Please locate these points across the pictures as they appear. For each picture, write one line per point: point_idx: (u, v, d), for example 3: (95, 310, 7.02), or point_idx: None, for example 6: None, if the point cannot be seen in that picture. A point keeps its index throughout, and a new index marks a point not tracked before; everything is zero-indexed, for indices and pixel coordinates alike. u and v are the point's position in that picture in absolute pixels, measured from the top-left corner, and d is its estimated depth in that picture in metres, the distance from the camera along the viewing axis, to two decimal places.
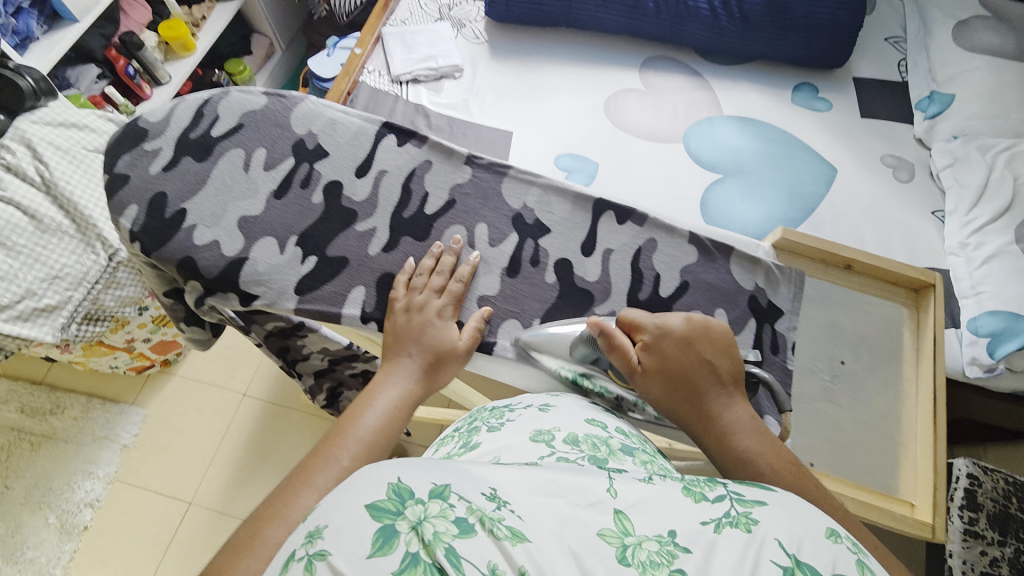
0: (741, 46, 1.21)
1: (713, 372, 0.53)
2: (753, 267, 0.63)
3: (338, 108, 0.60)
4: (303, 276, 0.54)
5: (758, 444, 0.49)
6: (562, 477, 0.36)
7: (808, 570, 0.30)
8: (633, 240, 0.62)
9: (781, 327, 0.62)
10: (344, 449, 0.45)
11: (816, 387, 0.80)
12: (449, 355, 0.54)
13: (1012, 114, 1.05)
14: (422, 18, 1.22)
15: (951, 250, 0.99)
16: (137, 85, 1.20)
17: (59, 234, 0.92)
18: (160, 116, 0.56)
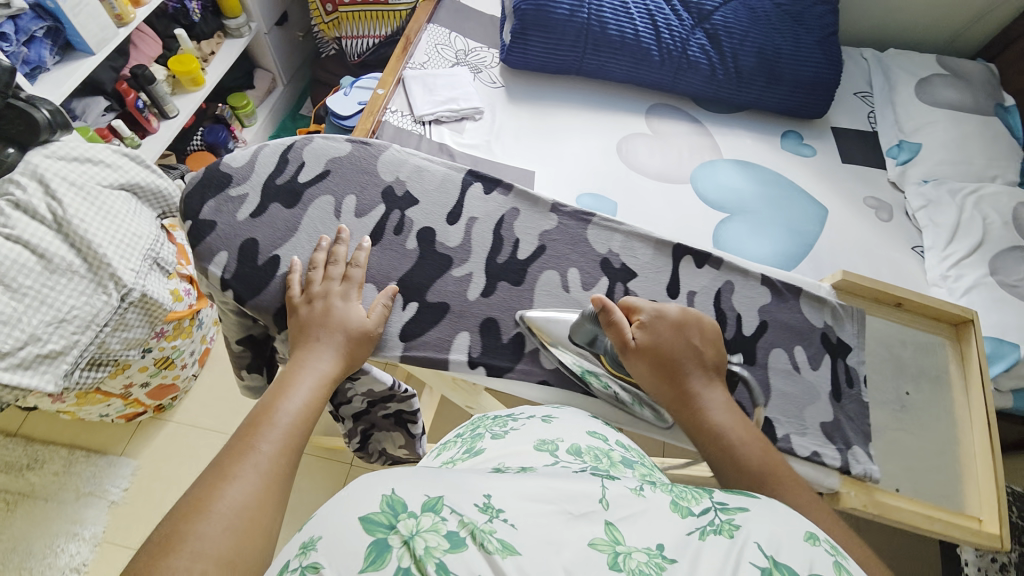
0: (736, 96, 1.31)
1: (698, 354, 0.57)
2: (821, 306, 0.70)
3: (422, 157, 0.69)
4: (406, 322, 0.60)
5: (733, 424, 0.53)
6: (559, 486, 0.37)
7: (784, 570, 0.32)
8: (712, 282, 0.68)
9: (851, 361, 0.69)
10: (264, 437, 0.47)
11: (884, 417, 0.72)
12: (357, 336, 0.56)
13: (974, 161, 1.20)
14: (440, 62, 1.26)
15: (934, 281, 1.10)
16: (146, 118, 1.18)
17: (68, 274, 0.84)
18: (242, 161, 0.63)
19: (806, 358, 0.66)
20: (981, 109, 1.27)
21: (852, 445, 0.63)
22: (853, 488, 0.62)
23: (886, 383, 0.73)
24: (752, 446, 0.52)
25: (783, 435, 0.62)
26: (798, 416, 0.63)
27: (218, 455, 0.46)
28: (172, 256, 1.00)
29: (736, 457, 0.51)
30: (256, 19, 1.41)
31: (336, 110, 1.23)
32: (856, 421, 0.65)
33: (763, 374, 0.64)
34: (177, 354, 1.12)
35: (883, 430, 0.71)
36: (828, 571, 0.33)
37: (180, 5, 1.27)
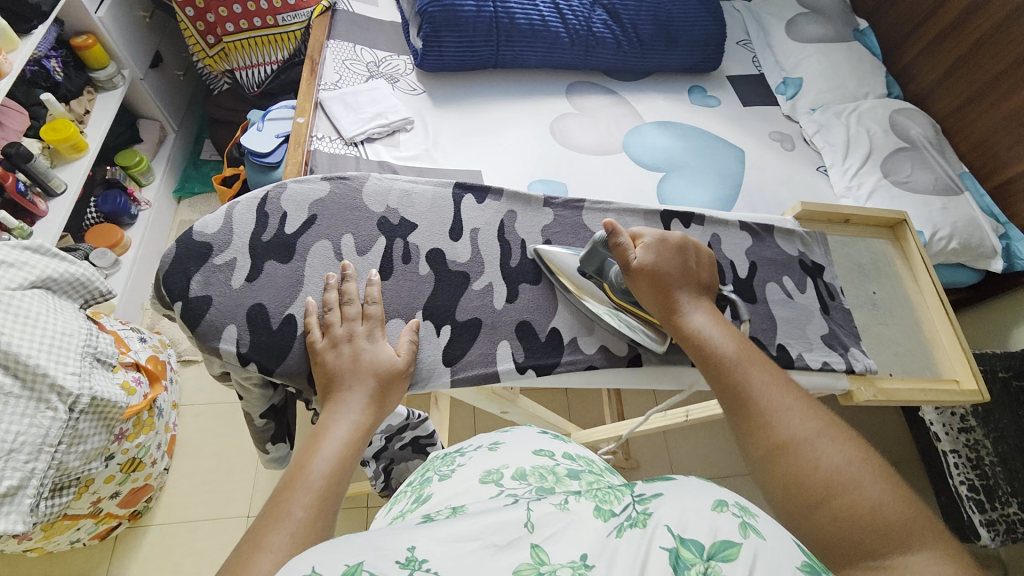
0: (643, 63, 1.40)
1: (692, 275, 0.62)
2: (792, 237, 0.81)
3: (405, 180, 0.67)
4: (444, 347, 0.60)
5: (710, 326, 0.59)
6: (483, 518, 0.39)
7: (690, 545, 0.36)
8: (703, 238, 0.76)
9: (827, 278, 0.80)
10: (297, 500, 0.42)
11: (866, 318, 0.82)
12: (392, 377, 0.54)
13: (847, 84, 1.39)
14: (354, 79, 1.21)
15: (843, 193, 1.26)
16: (30, 201, 1.01)
17: (6, 399, 0.73)
18: (217, 226, 0.58)
19: (794, 284, 0.77)
20: (843, 37, 1.46)
21: (849, 348, 0.75)
22: (861, 384, 0.73)
23: (857, 288, 0.84)
24: (727, 341, 0.57)
25: (797, 354, 0.71)
26: (802, 334, 0.73)
27: (249, 528, 0.41)
28: (110, 347, 0.88)
29: (712, 352, 0.57)
30: (128, 65, 1.26)
31: (253, 147, 1.14)
32: (844, 326, 0.77)
33: (766, 307, 0.74)
34: (144, 452, 0.99)
35: (868, 329, 0.81)
36: (732, 535, 0.36)
37: (37, 66, 1.09)
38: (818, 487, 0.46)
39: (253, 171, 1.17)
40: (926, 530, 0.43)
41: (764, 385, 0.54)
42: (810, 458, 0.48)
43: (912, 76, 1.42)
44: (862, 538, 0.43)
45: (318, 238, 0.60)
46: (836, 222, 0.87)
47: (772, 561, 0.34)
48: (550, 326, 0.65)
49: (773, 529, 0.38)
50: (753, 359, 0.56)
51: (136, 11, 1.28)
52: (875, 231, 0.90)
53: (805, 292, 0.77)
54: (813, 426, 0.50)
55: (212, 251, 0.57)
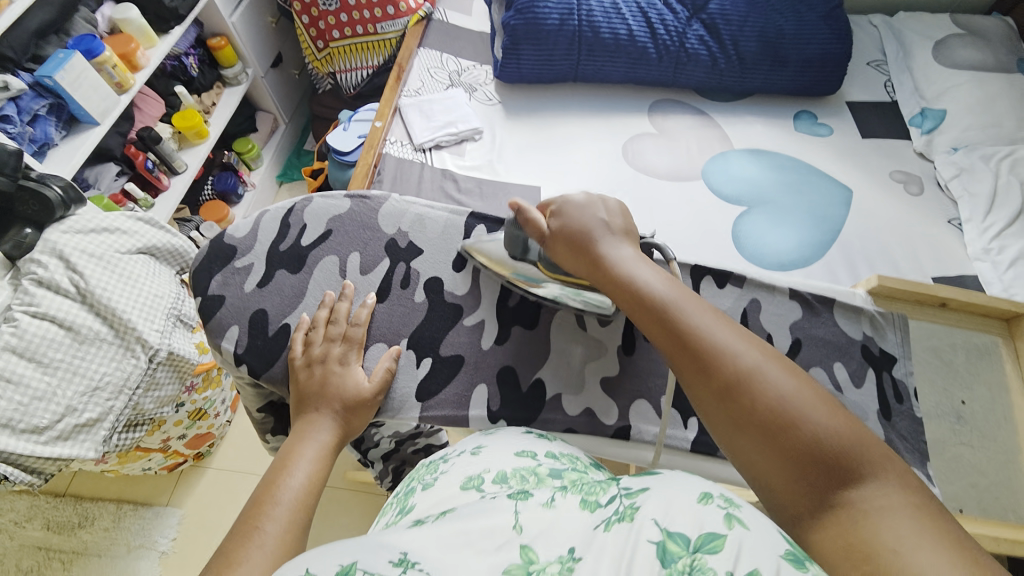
0: (741, 82, 1.26)
1: (604, 221, 0.58)
2: (858, 317, 0.69)
3: (420, 204, 0.69)
4: (419, 379, 0.60)
5: (635, 265, 0.54)
6: (471, 524, 0.37)
7: (677, 538, 0.34)
8: (736, 302, 0.68)
9: (898, 373, 0.68)
10: (268, 518, 0.47)
11: (946, 432, 0.70)
12: (358, 402, 0.56)
13: (1004, 122, 1.13)
14: (435, 86, 1.25)
15: (976, 256, 1.02)
16: (156, 177, 1.21)
17: (97, 343, 0.86)
18: (244, 232, 0.65)
19: (848, 376, 0.65)
20: (1007, 66, 1.19)
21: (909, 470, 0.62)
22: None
23: (940, 395, 0.72)
24: (659, 280, 0.53)
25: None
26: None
27: (220, 545, 0.45)
28: (193, 311, 0.99)
29: (644, 298, 0.52)
30: (252, 64, 1.44)
31: (336, 145, 1.23)
32: (909, 441, 0.64)
33: None
34: (209, 404, 1.13)
35: (947, 446, 0.70)
36: (718, 526, 0.35)
37: (177, 62, 1.29)
38: (757, 433, 0.44)
39: (333, 168, 1.27)
40: (874, 454, 0.42)
41: (700, 323, 0.49)
42: (750, 401, 0.45)
43: None
44: (807, 478, 0.42)
45: (328, 252, 0.64)
46: (927, 304, 0.75)
47: (759, 551, 0.33)
48: (534, 376, 0.62)
49: (757, 519, 0.36)
50: (683, 291, 0.52)
51: (265, 17, 1.46)
52: (980, 325, 0.77)
53: (861, 388, 0.65)
54: (754, 359, 0.47)
55: (235, 254, 0.64)
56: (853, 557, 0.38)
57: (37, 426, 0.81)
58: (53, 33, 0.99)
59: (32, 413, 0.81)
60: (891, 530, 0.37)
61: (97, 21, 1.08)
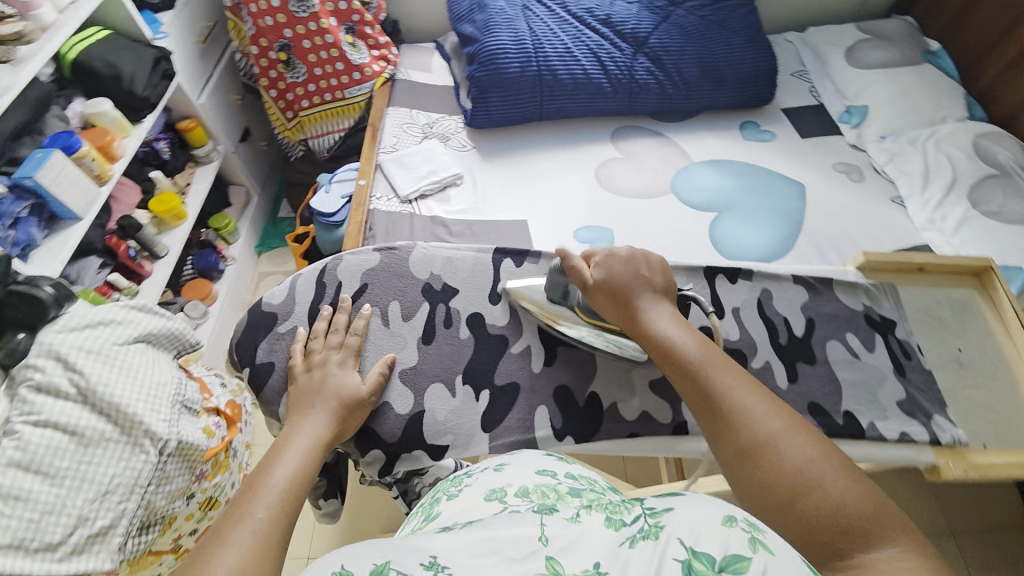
0: (689, 103, 1.39)
1: (647, 280, 0.67)
2: (856, 291, 0.82)
3: (447, 249, 0.81)
4: (482, 409, 0.71)
5: (671, 326, 0.63)
6: (498, 534, 0.40)
7: (703, 557, 0.36)
8: (751, 294, 0.80)
9: (900, 334, 0.80)
10: (259, 502, 0.52)
11: (952, 378, 0.79)
12: (354, 401, 0.66)
13: (919, 110, 1.29)
14: (410, 140, 1.31)
15: (923, 226, 1.14)
16: (139, 264, 1.20)
17: (104, 443, 0.82)
18: (281, 298, 0.76)
19: (860, 343, 0.79)
20: (911, 61, 1.37)
21: (932, 415, 0.74)
22: (949, 458, 0.72)
23: (939, 346, 0.81)
24: (691, 343, 0.61)
25: (870, 422, 0.72)
26: (875, 402, 0.74)
27: (213, 525, 0.50)
28: (196, 394, 0.98)
29: (679, 357, 0.60)
30: (222, 140, 1.47)
31: (321, 208, 1.26)
32: (925, 391, 0.76)
33: (829, 368, 0.76)
34: (220, 492, 1.05)
35: (955, 391, 0.78)
36: (743, 549, 0.37)
37: (149, 148, 1.30)
38: (782, 486, 0.50)
39: (320, 231, 1.28)
40: (889, 522, 0.47)
41: (730, 387, 0.57)
42: (777, 460, 0.51)
43: (995, 98, 1.31)
44: (824, 535, 0.47)
45: (369, 301, 0.76)
46: (908, 270, 0.86)
47: (784, 574, 0.35)
48: (589, 391, 0.74)
49: (786, 547, 0.38)
50: (714, 356, 0.60)
51: (230, 94, 1.51)
52: (957, 281, 0.87)
53: (873, 351, 0.78)
54: (778, 426, 0.54)
55: (277, 320, 0.74)
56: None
57: (50, 544, 0.76)
58: (26, 134, 0.99)
59: (43, 529, 0.75)
60: None
61: (69, 117, 1.09)
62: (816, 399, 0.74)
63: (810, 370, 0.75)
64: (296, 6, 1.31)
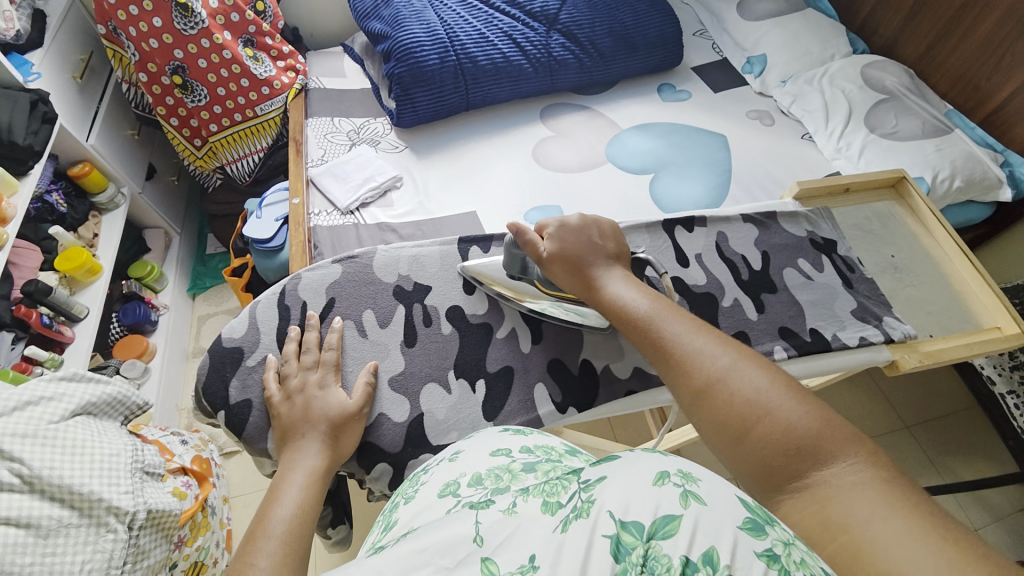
0: (608, 73, 1.42)
1: (601, 248, 0.69)
2: (797, 219, 0.91)
3: (411, 247, 0.81)
4: (480, 399, 0.71)
5: (623, 287, 0.65)
6: (430, 542, 0.35)
7: (631, 528, 0.33)
8: (708, 239, 0.86)
9: (841, 251, 0.89)
10: (262, 552, 0.50)
11: (892, 281, 0.89)
12: (345, 419, 0.64)
13: (810, 51, 1.40)
14: (338, 150, 1.25)
15: (833, 156, 1.26)
16: (58, 331, 1.10)
17: (65, 531, 0.73)
18: (242, 330, 0.72)
19: (811, 265, 0.86)
20: (796, 7, 1.49)
21: (883, 316, 0.82)
22: (904, 351, 0.80)
23: (876, 256, 0.91)
24: (642, 299, 0.63)
25: (832, 334, 0.79)
26: (833, 314, 0.82)
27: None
28: (156, 457, 0.89)
29: (631, 314, 0.62)
30: (126, 182, 1.35)
31: (255, 235, 1.17)
32: (872, 296, 0.85)
33: (789, 293, 0.83)
34: (205, 553, 0.98)
35: (897, 292, 0.88)
36: (674, 508, 0.34)
37: (41, 203, 1.16)
38: (737, 419, 0.51)
39: (258, 259, 1.20)
40: (841, 437, 0.48)
41: (681, 334, 0.59)
42: (728, 396, 0.52)
43: (874, 29, 1.45)
44: (782, 459, 0.48)
45: (342, 313, 0.74)
46: (837, 193, 0.96)
47: (716, 526, 0.32)
48: (580, 358, 0.75)
49: (718, 491, 0.35)
50: (663, 307, 0.62)
51: (125, 130, 1.38)
52: (877, 196, 0.98)
53: (822, 270, 0.86)
54: (727, 362, 0.55)
55: (244, 354, 0.70)
56: (825, 528, 0.43)
57: None
58: None
59: None
60: (856, 503, 0.43)
61: None
62: (785, 323, 0.80)
63: (774, 298, 0.82)
64: (182, 23, 1.18)
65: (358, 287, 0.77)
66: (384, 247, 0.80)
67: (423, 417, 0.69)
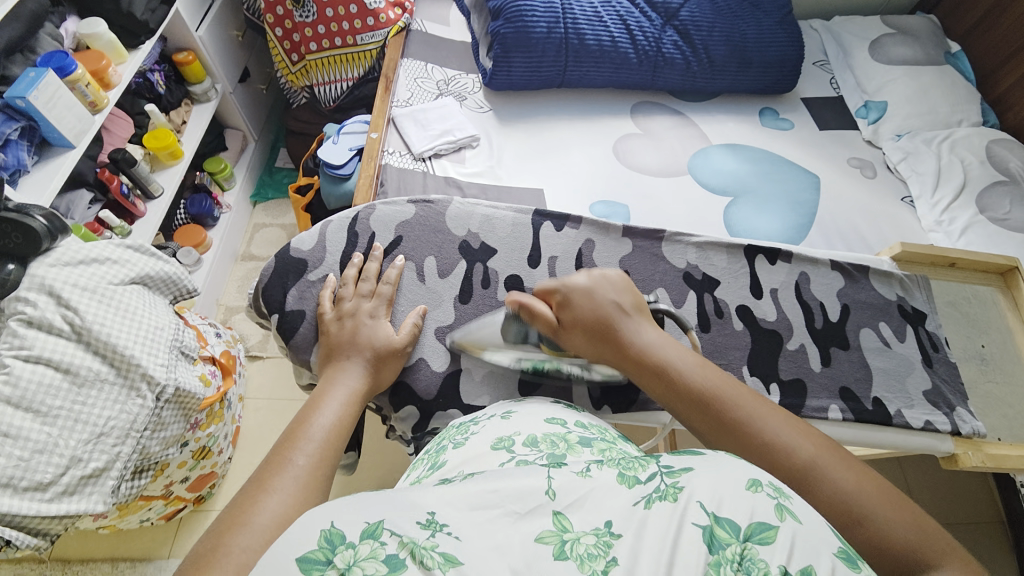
0: (712, 83, 1.35)
1: (619, 310, 0.61)
2: (890, 280, 0.84)
3: (484, 207, 0.80)
4: (518, 371, 0.71)
5: (670, 353, 0.57)
6: (502, 485, 0.36)
7: (725, 524, 0.32)
8: (789, 277, 0.82)
9: (930, 326, 0.83)
10: (300, 451, 0.51)
11: (974, 372, 0.83)
12: (388, 350, 0.65)
13: (938, 109, 1.29)
14: (424, 96, 1.25)
15: (930, 227, 1.16)
16: (132, 203, 1.17)
17: (98, 384, 0.78)
18: (310, 245, 0.74)
19: (892, 332, 0.81)
20: (934, 60, 1.37)
21: (955, 406, 0.77)
22: (967, 447, 0.75)
23: (965, 341, 0.85)
24: (696, 372, 0.55)
25: (896, 409, 0.75)
26: (903, 390, 0.77)
27: (254, 473, 0.48)
28: (193, 341, 0.94)
29: (689, 390, 0.54)
30: (221, 79, 1.39)
31: (328, 159, 1.19)
32: (950, 382, 0.79)
33: (861, 354, 0.78)
34: (213, 441, 1.04)
35: (978, 384, 0.82)
36: (769, 517, 0.33)
37: (142, 79, 1.24)
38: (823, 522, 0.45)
39: (325, 183, 1.22)
40: (938, 548, 0.43)
41: (751, 415, 0.51)
42: (812, 495, 0.46)
43: (1010, 105, 1.32)
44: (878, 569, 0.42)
45: (405, 253, 0.75)
46: (940, 265, 0.89)
47: (814, 546, 0.31)
48: None
49: (811, 513, 0.34)
50: (722, 383, 0.54)
51: (231, 30, 1.42)
52: (982, 279, 0.90)
53: (903, 340, 0.80)
54: (809, 451, 0.48)
55: (308, 268, 0.72)
56: None
57: (40, 483, 0.73)
58: (18, 52, 0.95)
59: (34, 468, 0.72)
60: None
61: (62, 36, 1.04)
62: (848, 383, 0.76)
63: (844, 355, 0.78)
64: None
65: (424, 233, 0.78)
66: (457, 200, 0.79)
67: (460, 374, 0.70)
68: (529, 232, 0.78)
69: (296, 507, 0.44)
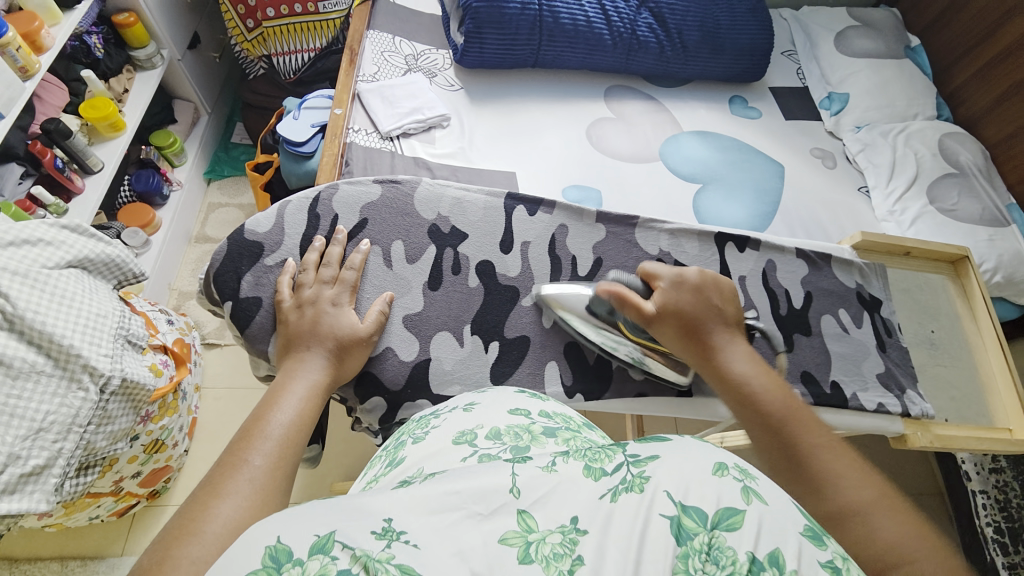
0: (684, 69, 1.35)
1: (718, 314, 0.66)
2: (850, 268, 0.88)
3: (455, 189, 0.77)
4: (489, 359, 0.70)
5: (749, 367, 0.61)
6: (462, 485, 0.35)
7: (692, 513, 0.33)
8: (756, 264, 0.84)
9: (885, 312, 0.87)
10: (257, 450, 0.48)
11: (924, 356, 0.89)
12: (351, 340, 0.63)
13: (896, 103, 1.34)
14: (392, 71, 1.19)
15: (884, 217, 1.22)
16: (69, 178, 1.07)
17: (35, 376, 0.72)
18: (267, 228, 0.69)
19: (850, 318, 0.84)
20: (894, 55, 1.41)
21: (905, 388, 0.82)
22: (917, 428, 0.80)
23: (916, 327, 0.90)
24: (775, 394, 0.58)
25: (852, 392, 0.79)
26: (859, 373, 0.81)
27: (207, 475, 0.46)
28: (141, 329, 0.88)
29: (761, 405, 0.57)
30: (167, 45, 1.28)
31: (289, 136, 1.13)
32: (900, 365, 0.84)
33: (822, 340, 0.81)
34: (167, 434, 0.99)
35: (927, 368, 0.88)
36: (736, 502, 0.33)
37: (78, 43, 1.14)
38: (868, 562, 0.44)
39: (286, 161, 1.15)
40: None
41: (815, 446, 0.53)
42: (866, 535, 0.46)
43: (961, 101, 1.38)
44: None
45: (372, 237, 0.71)
46: (896, 254, 0.93)
47: (780, 529, 0.32)
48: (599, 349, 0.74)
49: (775, 493, 0.35)
50: (799, 413, 0.56)
51: None
52: (934, 268, 0.96)
53: (860, 326, 0.84)
54: (867, 495, 0.48)
55: (264, 251, 0.68)
56: None
57: None
58: None
59: None
60: None
61: None
62: (809, 367, 0.79)
63: (805, 341, 0.81)
64: None
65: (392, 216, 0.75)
66: (427, 182, 0.76)
67: (431, 363, 0.69)
68: (500, 216, 0.76)
69: (253, 512, 0.42)
